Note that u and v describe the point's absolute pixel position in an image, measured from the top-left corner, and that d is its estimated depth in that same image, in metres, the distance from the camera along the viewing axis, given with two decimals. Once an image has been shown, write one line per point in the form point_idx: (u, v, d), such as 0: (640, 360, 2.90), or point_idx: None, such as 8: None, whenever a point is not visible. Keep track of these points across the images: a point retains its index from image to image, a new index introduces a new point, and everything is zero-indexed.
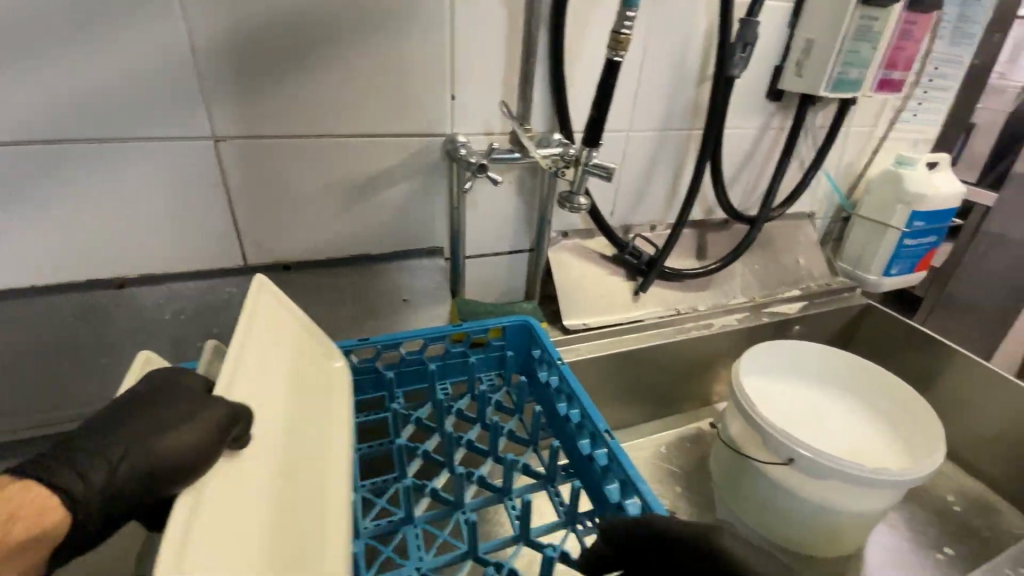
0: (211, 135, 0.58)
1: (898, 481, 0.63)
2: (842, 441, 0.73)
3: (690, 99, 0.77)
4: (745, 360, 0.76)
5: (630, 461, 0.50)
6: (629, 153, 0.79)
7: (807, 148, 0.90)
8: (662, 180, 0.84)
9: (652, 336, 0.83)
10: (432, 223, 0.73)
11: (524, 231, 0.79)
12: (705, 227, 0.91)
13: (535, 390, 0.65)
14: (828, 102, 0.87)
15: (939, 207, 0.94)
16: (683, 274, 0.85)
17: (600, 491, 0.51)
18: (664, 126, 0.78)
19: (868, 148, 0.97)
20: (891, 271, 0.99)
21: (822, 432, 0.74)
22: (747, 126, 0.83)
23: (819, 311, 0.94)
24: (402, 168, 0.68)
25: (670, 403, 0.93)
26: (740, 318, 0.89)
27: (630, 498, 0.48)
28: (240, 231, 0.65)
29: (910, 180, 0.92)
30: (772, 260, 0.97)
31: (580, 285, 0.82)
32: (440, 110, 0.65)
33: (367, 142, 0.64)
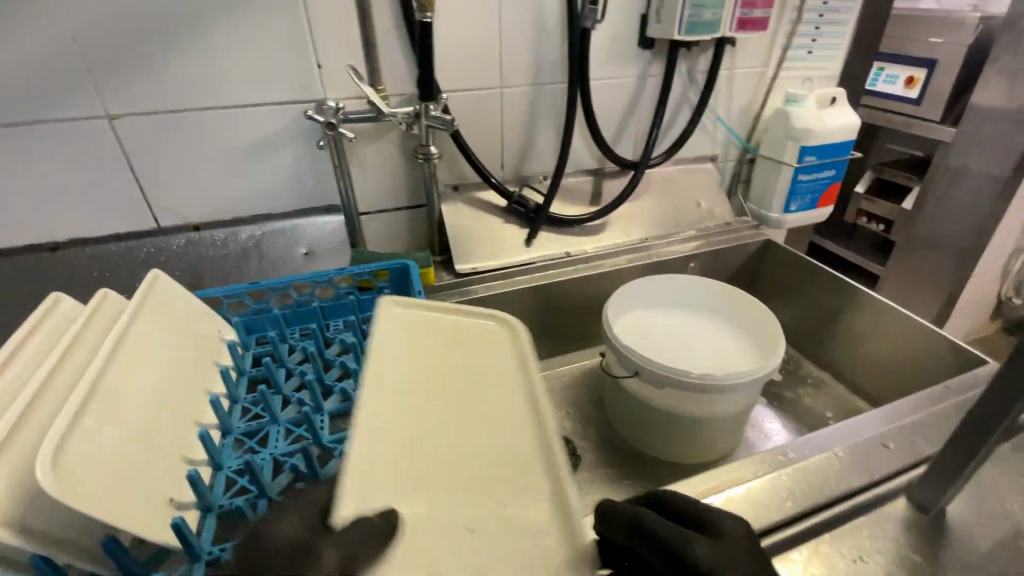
0: (104, 114, 0.68)
1: (729, 387, 0.70)
2: (702, 356, 0.78)
3: (556, 52, 0.83)
4: (623, 290, 0.84)
5: None
6: (506, 106, 0.85)
7: (692, 93, 0.95)
8: (547, 132, 0.90)
9: (541, 277, 0.90)
10: (322, 183, 0.82)
11: (415, 186, 0.87)
12: (600, 176, 0.99)
13: None
14: (706, 47, 0.91)
15: (828, 142, 0.97)
16: (572, 219, 0.93)
17: None
18: (537, 79, 0.85)
19: (761, 89, 1.00)
20: (791, 208, 1.03)
21: (689, 352, 0.79)
22: (622, 75, 0.89)
23: (713, 249, 1.01)
24: (286, 132, 0.77)
25: (574, 338, 1.01)
26: (631, 258, 0.97)
27: None
28: (150, 199, 0.75)
29: (798, 118, 0.96)
30: (670, 202, 1.03)
31: (472, 233, 0.89)
32: (309, 78, 0.73)
33: (245, 111, 0.73)
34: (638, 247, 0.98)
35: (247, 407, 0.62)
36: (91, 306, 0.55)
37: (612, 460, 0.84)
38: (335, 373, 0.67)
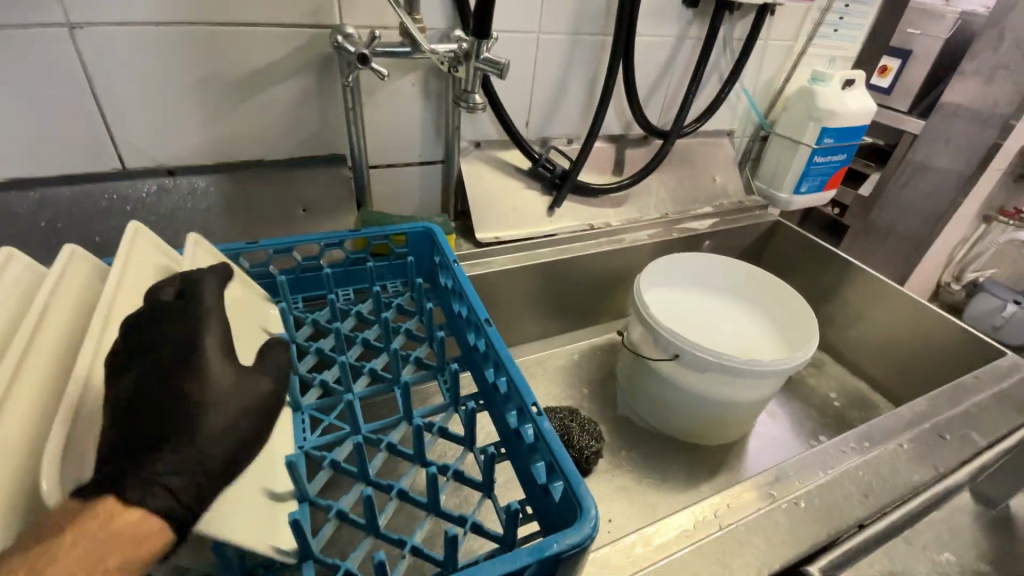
0: (65, 22, 0.53)
1: (772, 373, 0.69)
2: (733, 340, 0.76)
3: (601, 0, 0.75)
4: (652, 266, 0.80)
5: (502, 342, 0.51)
6: (541, 58, 0.77)
7: (725, 62, 0.90)
8: (577, 90, 0.83)
9: (563, 249, 0.84)
10: (328, 128, 0.71)
11: (433, 141, 0.77)
12: (624, 144, 0.92)
13: (437, 294, 0.66)
14: (747, 12, 0.86)
15: (848, 125, 0.97)
16: (598, 189, 0.87)
17: (482, 374, 0.54)
18: (577, 30, 0.76)
19: (787, 65, 0.97)
20: (801, 190, 1.03)
21: (720, 334, 0.77)
22: (662, 34, 0.82)
23: (728, 227, 0.99)
24: (292, 63, 0.64)
25: (586, 316, 0.97)
26: (651, 234, 0.92)
27: (502, 376, 0.50)
28: (114, 132, 0.61)
29: (823, 97, 0.94)
30: (688, 177, 1.00)
31: (494, 198, 0.81)
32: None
33: (242, 31, 0.60)
34: (657, 223, 0.94)
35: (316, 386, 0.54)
36: (57, 267, 0.42)
37: (634, 442, 0.81)
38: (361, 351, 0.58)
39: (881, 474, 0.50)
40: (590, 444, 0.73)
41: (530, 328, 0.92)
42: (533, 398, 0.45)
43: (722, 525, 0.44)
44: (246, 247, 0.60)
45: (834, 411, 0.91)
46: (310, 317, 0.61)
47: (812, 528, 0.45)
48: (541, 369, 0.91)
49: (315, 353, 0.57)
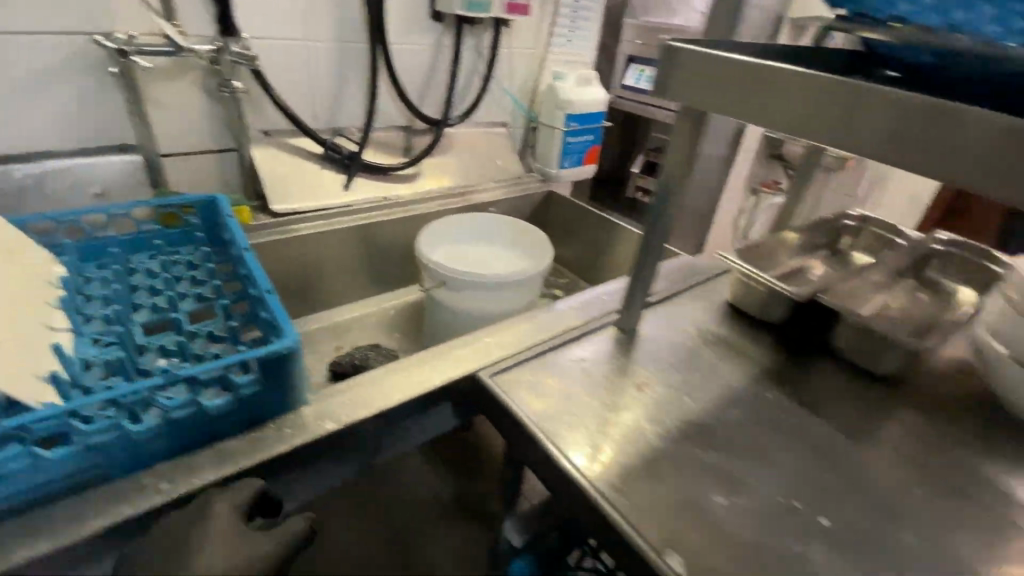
0: None
1: (511, 283, 0.89)
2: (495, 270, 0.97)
3: (357, 15, 0.94)
4: (432, 225, 0.99)
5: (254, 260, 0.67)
6: (313, 61, 0.94)
7: (481, 65, 1.14)
8: (356, 88, 1.00)
9: (358, 218, 1.00)
10: (116, 122, 0.81)
11: (225, 131, 0.91)
12: (411, 133, 1.12)
13: (224, 249, 0.79)
14: (488, 25, 1.10)
15: (587, 111, 1.25)
16: (387, 168, 1.04)
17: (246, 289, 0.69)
18: (342, 39, 0.95)
19: (535, 67, 1.24)
20: (565, 165, 1.30)
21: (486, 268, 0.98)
22: (420, 42, 1.04)
23: (508, 196, 1.22)
24: (69, 65, 0.75)
25: (397, 277, 1.13)
26: (440, 203, 1.11)
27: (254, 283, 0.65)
28: None
29: (562, 90, 1.22)
30: (473, 158, 1.22)
31: (289, 178, 0.95)
32: (94, 9, 0.73)
33: (12, 36, 0.70)
34: (446, 195, 1.13)
35: (99, 319, 0.65)
36: None
37: None
38: (147, 294, 0.69)
39: (543, 323, 0.74)
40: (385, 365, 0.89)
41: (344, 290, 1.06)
42: (269, 286, 0.61)
43: (415, 359, 0.65)
44: (28, 217, 0.68)
45: None
46: (96, 274, 0.70)
47: (484, 356, 0.67)
48: (357, 324, 1.06)
49: (100, 297, 0.68)
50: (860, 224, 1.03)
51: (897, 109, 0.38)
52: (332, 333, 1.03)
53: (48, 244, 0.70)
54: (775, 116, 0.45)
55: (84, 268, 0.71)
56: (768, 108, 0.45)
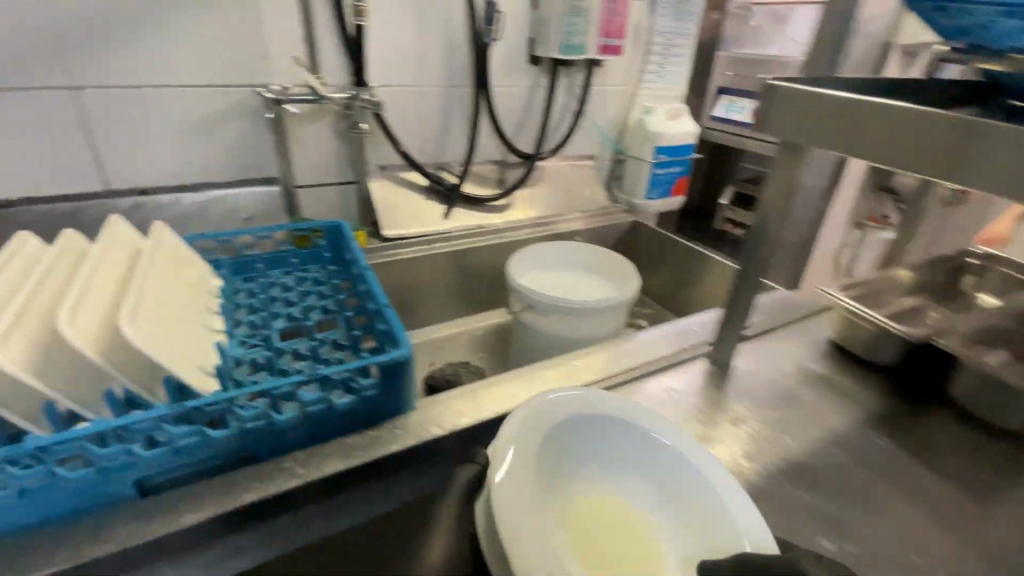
0: (67, 85, 0.77)
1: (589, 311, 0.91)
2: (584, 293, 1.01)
3: (464, 62, 1.04)
4: (524, 252, 1.05)
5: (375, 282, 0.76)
6: (425, 104, 1.05)
7: (573, 102, 1.20)
8: (457, 126, 1.10)
9: (457, 243, 1.09)
10: (264, 158, 0.95)
11: (347, 165, 1.03)
12: (504, 165, 1.20)
13: (341, 267, 0.89)
14: (583, 66, 1.17)
15: (677, 143, 1.27)
16: (485, 198, 1.13)
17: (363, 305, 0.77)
18: (450, 83, 1.05)
19: (626, 102, 1.29)
20: (652, 195, 1.31)
21: (576, 293, 1.01)
22: (519, 83, 1.12)
23: (594, 225, 1.26)
24: (227, 112, 0.89)
25: (486, 299, 1.20)
26: (532, 231, 1.18)
27: (373, 303, 0.74)
28: (102, 162, 0.84)
29: (653, 123, 1.24)
30: (562, 189, 1.26)
31: (398, 207, 1.06)
32: (258, 68, 0.88)
33: (193, 91, 0.85)
34: (536, 222, 1.20)
35: (246, 322, 0.75)
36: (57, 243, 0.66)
37: None
38: (283, 304, 0.80)
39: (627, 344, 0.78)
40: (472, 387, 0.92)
41: (436, 310, 1.14)
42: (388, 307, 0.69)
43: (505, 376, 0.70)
44: (202, 236, 0.82)
45: None
46: (246, 286, 0.83)
47: (573, 378, 0.70)
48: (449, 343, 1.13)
49: (247, 305, 0.79)
50: (985, 262, 0.91)
51: (918, 123, 0.46)
52: (426, 349, 1.11)
53: (219, 259, 0.84)
54: (994, 176, 0.43)
55: (236, 280, 0.84)
56: (967, 167, 0.44)
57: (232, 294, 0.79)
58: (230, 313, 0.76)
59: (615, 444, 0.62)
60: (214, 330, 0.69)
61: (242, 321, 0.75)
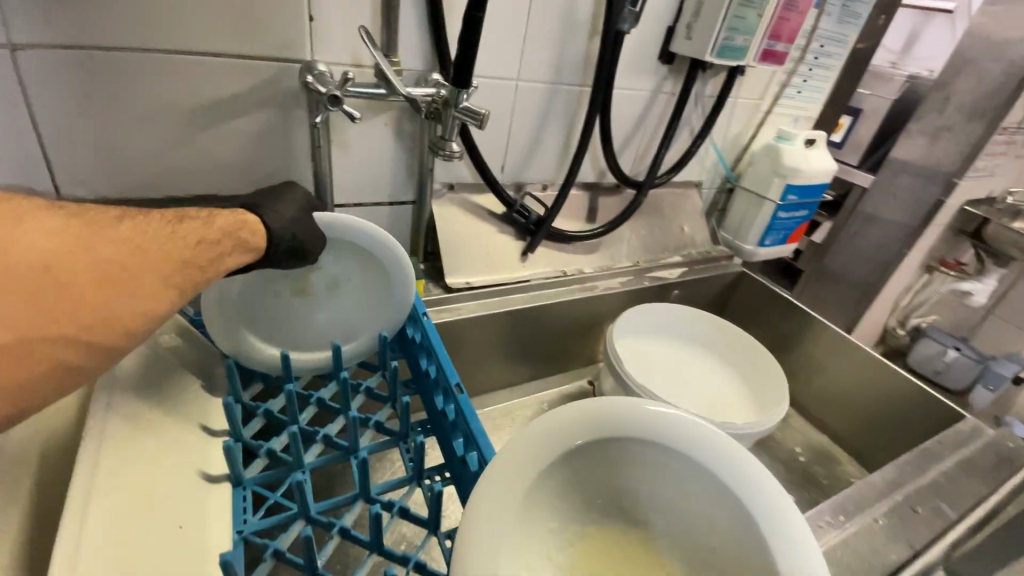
0: (4, 41, 0.47)
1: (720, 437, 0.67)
2: (705, 395, 0.79)
3: (580, 51, 0.75)
4: (627, 316, 0.81)
5: (473, 413, 0.47)
6: (520, 105, 0.76)
7: (697, 117, 0.92)
8: (554, 137, 0.82)
9: (533, 296, 0.82)
10: (293, 164, 0.66)
11: (405, 180, 0.74)
12: (597, 191, 0.92)
13: (400, 344, 0.61)
14: (718, 72, 0.88)
15: (813, 182, 0.98)
16: (573, 236, 0.85)
17: (449, 443, 0.50)
18: (556, 79, 0.76)
19: (755, 120, 1.00)
20: (766, 241, 1.04)
21: (695, 391, 0.80)
22: (640, 87, 0.83)
23: (695, 277, 0.99)
24: (249, 97, 0.59)
25: (558, 359, 0.94)
26: (624, 282, 0.92)
27: (471, 451, 0.46)
28: (51, 160, 0.54)
29: (788, 155, 0.96)
30: (660, 225, 0.99)
31: (467, 242, 0.78)
32: (297, 33, 0.57)
33: (198, 61, 0.55)
34: (630, 270, 0.93)
35: (263, 456, 0.48)
36: None
37: None
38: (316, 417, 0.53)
39: (821, 522, 0.51)
40: None
41: (495, 374, 0.87)
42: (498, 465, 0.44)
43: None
44: None
45: (800, 465, 0.90)
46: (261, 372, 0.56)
47: None
48: (508, 419, 0.86)
49: (263, 415, 0.52)
50: None
51: None
52: None
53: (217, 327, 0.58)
54: None
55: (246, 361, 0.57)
56: None
57: (240, 395, 0.52)
58: (240, 438, 0.49)
59: (668, 476, 0.43)
60: (211, 485, 0.43)
61: (259, 447, 0.49)
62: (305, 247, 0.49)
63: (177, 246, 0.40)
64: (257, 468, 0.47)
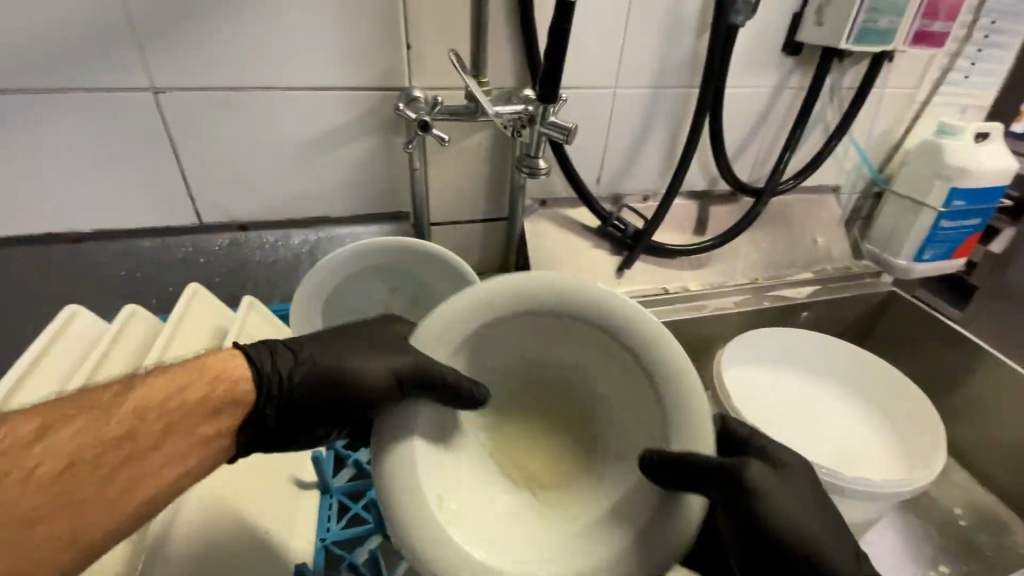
0: (149, 86, 0.56)
1: (842, 493, 0.56)
2: (832, 439, 0.68)
3: (686, 52, 0.69)
4: (736, 342, 0.72)
5: None
6: (618, 114, 0.72)
7: (832, 112, 0.79)
8: (656, 145, 0.76)
9: None
10: (393, 186, 0.69)
11: (498, 197, 0.74)
12: (707, 201, 0.84)
13: None
14: (860, 59, 0.75)
15: (989, 184, 0.79)
16: (675, 250, 0.79)
17: None
18: (658, 83, 0.70)
19: (911, 112, 0.84)
20: (926, 256, 0.87)
21: (819, 434, 0.69)
22: (759, 84, 0.74)
23: (829, 298, 0.85)
24: (354, 126, 0.63)
25: None
26: (738, 301, 0.82)
27: None
28: (190, 188, 0.63)
29: (951, 152, 0.79)
30: (783, 238, 0.87)
31: (560, 258, 0.76)
32: (396, 62, 0.60)
33: (310, 95, 0.60)
34: (747, 287, 0.83)
35: (351, 466, 0.52)
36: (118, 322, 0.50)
37: None
38: None
39: None
40: None
41: None
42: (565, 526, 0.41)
43: None
44: None
45: (961, 534, 0.73)
46: None
47: None
48: None
49: None
50: None
51: None
52: None
53: None
54: None
55: None
56: None
57: None
58: (332, 447, 0.53)
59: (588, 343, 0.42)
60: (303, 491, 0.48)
61: (348, 457, 0.53)
62: (347, 371, 0.40)
63: (109, 450, 0.32)
64: (344, 478, 0.51)
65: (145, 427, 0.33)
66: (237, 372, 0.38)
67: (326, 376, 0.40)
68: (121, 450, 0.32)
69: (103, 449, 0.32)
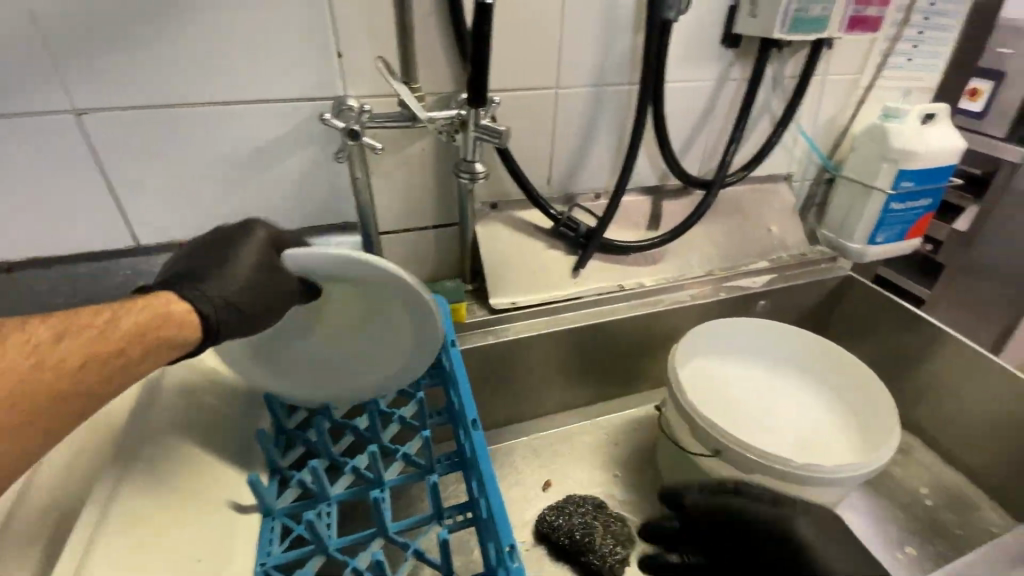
0: (70, 107, 0.54)
1: (797, 480, 0.56)
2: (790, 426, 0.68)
3: (625, 49, 0.69)
4: (694, 333, 0.71)
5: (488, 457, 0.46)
6: (563, 113, 0.72)
7: (777, 101, 0.80)
8: (604, 143, 0.76)
9: (586, 314, 0.77)
10: (338, 196, 0.68)
11: (447, 202, 0.73)
12: (661, 195, 0.84)
13: (435, 374, 0.61)
14: (798, 48, 0.76)
15: (928, 166, 0.81)
16: (631, 247, 0.79)
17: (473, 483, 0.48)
18: (601, 81, 0.71)
19: (854, 98, 0.86)
20: (877, 240, 0.88)
21: (776, 421, 0.69)
22: (701, 78, 0.74)
23: (785, 286, 0.86)
24: (291, 138, 0.62)
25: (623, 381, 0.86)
26: (695, 294, 0.82)
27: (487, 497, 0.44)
28: (124, 209, 0.61)
29: (895, 136, 0.80)
30: (739, 228, 0.88)
31: (513, 260, 0.76)
32: (329, 71, 0.59)
33: (242, 109, 0.59)
34: (705, 280, 0.84)
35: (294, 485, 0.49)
36: None
37: None
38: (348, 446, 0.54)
39: None
40: (615, 550, 0.62)
41: (553, 398, 0.83)
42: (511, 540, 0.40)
43: None
44: None
45: (921, 509, 0.74)
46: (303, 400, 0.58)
47: None
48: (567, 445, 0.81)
49: (301, 442, 0.53)
50: None
51: None
52: (536, 456, 0.79)
53: None
54: None
55: None
56: None
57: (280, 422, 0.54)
58: (274, 466, 0.51)
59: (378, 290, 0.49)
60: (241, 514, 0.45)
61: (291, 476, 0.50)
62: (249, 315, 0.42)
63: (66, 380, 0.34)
64: (287, 497, 0.48)
65: (129, 348, 0.37)
66: (182, 313, 0.39)
67: (245, 304, 0.42)
68: (93, 370, 0.35)
69: (74, 378, 0.35)
